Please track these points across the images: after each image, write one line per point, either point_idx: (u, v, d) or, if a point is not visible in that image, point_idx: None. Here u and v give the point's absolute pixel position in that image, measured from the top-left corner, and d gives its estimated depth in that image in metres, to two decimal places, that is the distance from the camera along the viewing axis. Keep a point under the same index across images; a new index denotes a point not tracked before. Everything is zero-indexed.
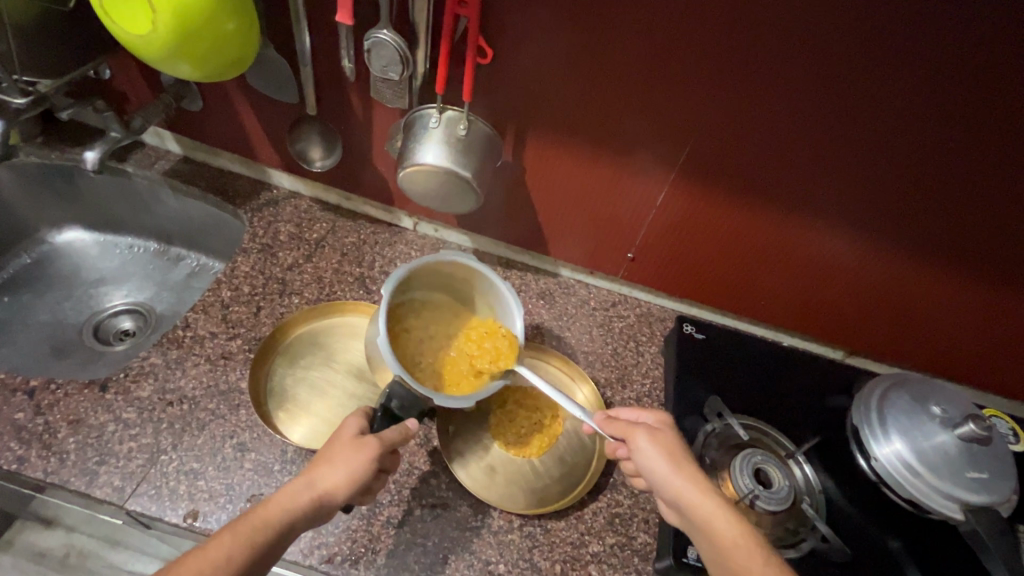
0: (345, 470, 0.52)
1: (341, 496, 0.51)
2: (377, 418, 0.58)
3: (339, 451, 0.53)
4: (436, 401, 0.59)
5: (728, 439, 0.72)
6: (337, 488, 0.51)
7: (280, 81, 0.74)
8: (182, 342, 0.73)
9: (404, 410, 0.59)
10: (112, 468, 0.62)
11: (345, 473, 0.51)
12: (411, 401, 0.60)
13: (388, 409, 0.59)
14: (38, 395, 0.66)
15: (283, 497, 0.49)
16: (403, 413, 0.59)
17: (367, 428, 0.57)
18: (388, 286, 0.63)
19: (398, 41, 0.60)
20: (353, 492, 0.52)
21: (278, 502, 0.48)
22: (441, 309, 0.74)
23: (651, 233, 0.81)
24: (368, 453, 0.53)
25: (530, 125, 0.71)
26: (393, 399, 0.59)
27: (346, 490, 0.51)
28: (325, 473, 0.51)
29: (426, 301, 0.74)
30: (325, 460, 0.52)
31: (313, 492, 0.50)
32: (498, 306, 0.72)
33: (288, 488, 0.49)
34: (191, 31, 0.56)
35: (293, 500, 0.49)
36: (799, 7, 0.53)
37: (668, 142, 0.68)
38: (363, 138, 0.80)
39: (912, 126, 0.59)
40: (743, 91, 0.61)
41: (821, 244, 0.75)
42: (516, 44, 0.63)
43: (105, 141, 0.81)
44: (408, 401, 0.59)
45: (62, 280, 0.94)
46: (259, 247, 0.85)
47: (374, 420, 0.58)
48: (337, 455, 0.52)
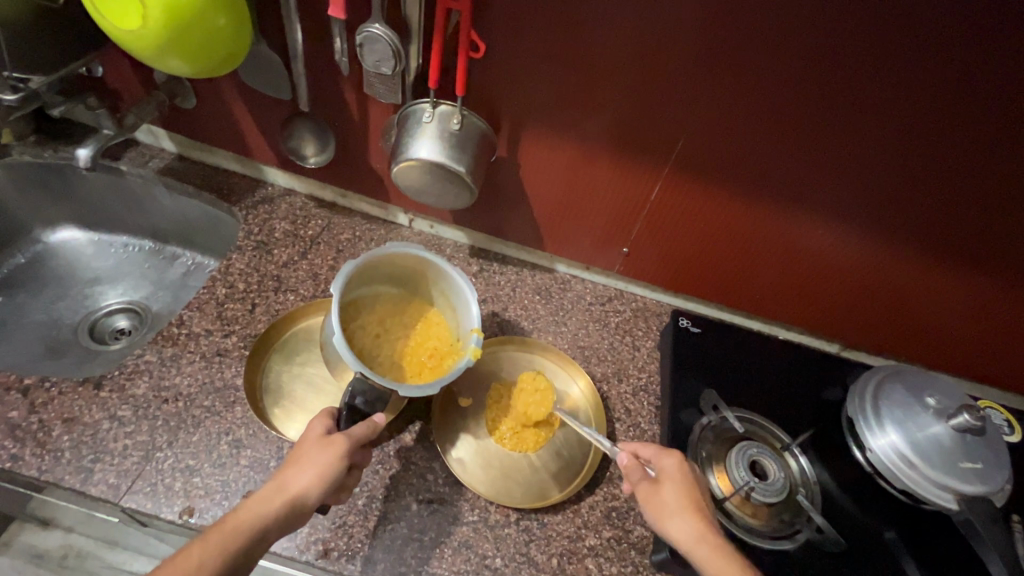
0: (313, 470, 0.52)
1: (315, 496, 0.51)
2: (344, 417, 0.58)
3: (306, 453, 0.53)
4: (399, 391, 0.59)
5: (724, 431, 0.72)
6: (307, 489, 0.51)
7: (273, 77, 0.74)
8: (177, 339, 0.73)
9: (370, 404, 0.60)
10: (107, 466, 0.62)
11: (315, 472, 0.51)
12: (376, 395, 0.60)
13: (354, 406, 0.59)
14: (32, 393, 0.65)
15: (254, 504, 0.49)
16: (369, 408, 0.60)
17: (333, 427, 0.57)
18: (337, 283, 0.62)
19: (390, 35, 0.60)
20: (326, 491, 0.52)
21: (249, 509, 0.48)
22: (392, 301, 0.75)
23: (645, 227, 0.81)
24: (337, 450, 0.53)
25: (524, 119, 0.71)
26: (357, 396, 0.59)
27: (319, 489, 0.51)
28: (294, 476, 0.51)
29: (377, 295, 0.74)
30: (294, 463, 0.52)
31: (283, 495, 0.50)
32: (450, 292, 0.73)
33: (258, 493, 0.50)
34: (183, 28, 0.56)
35: (265, 507, 0.49)
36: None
37: (660, 134, 0.68)
38: (357, 134, 0.80)
39: (903, 118, 0.59)
40: (734, 83, 0.61)
41: (813, 237, 0.75)
42: (509, 37, 0.63)
43: (98, 138, 0.81)
44: (372, 395, 0.60)
45: (57, 279, 0.94)
46: (254, 245, 0.85)
47: (340, 419, 0.59)
48: (305, 457, 0.53)
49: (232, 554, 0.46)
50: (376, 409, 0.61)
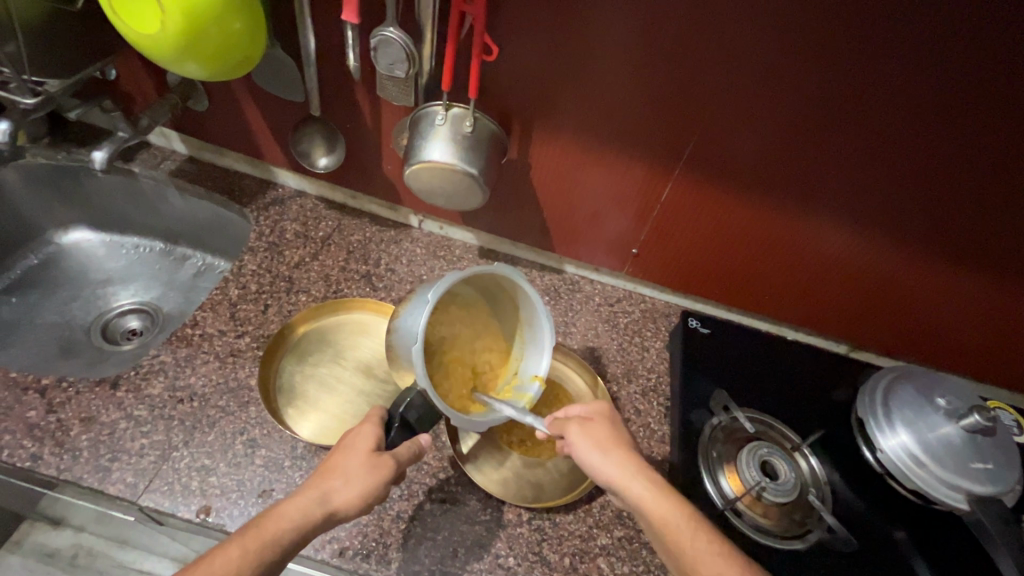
0: (358, 487, 0.52)
1: (351, 513, 0.52)
2: (394, 428, 0.58)
3: (354, 466, 0.53)
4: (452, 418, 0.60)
5: (734, 432, 0.72)
6: (349, 505, 0.51)
7: (286, 80, 0.75)
8: (191, 340, 0.74)
9: (419, 421, 0.60)
10: (124, 465, 0.63)
11: (359, 489, 0.52)
12: (427, 414, 0.61)
13: (405, 420, 0.59)
14: (50, 393, 0.66)
15: (292, 510, 0.49)
16: (418, 425, 0.60)
17: (382, 439, 0.58)
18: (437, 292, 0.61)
19: (404, 39, 0.61)
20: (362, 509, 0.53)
21: (290, 514, 0.48)
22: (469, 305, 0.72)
23: (655, 227, 0.81)
24: (384, 474, 0.54)
25: (535, 122, 0.71)
26: (411, 411, 0.59)
27: (358, 507, 0.52)
28: (340, 490, 0.52)
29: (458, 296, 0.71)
30: (338, 474, 0.53)
31: (325, 507, 0.50)
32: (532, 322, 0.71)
33: (300, 499, 0.50)
34: (199, 31, 0.56)
35: (303, 513, 0.49)
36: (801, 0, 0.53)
37: (671, 136, 0.68)
38: (368, 136, 0.80)
39: (915, 120, 0.59)
40: (746, 83, 0.61)
41: (824, 238, 0.75)
42: (522, 40, 0.63)
43: (112, 141, 0.82)
44: (423, 413, 0.60)
45: (69, 280, 0.95)
46: (266, 246, 0.86)
47: (390, 429, 0.59)
48: (351, 469, 0.53)
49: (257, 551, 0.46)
50: (424, 428, 0.61)
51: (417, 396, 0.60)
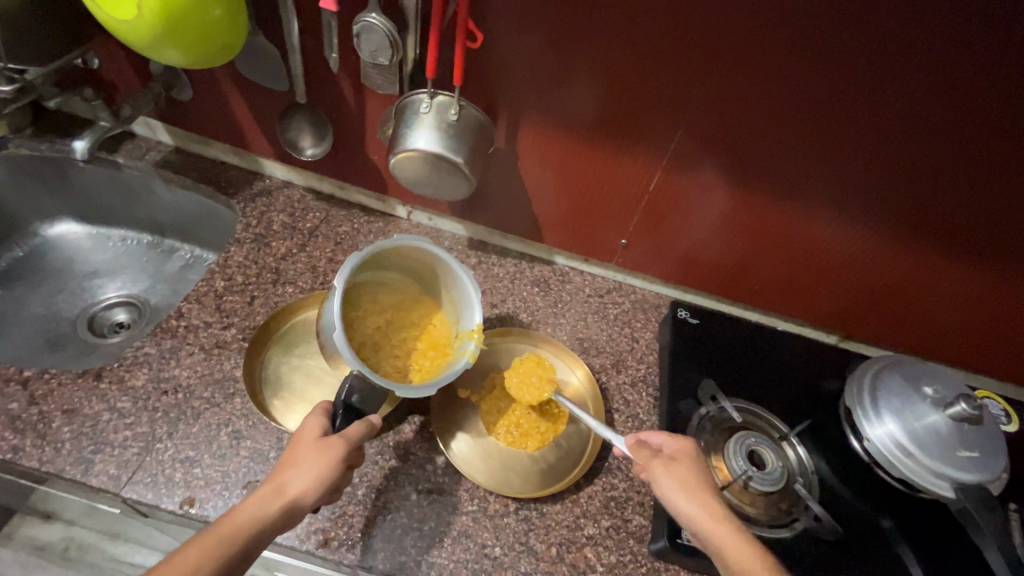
0: (311, 474, 0.52)
1: (310, 500, 0.51)
2: (339, 415, 0.58)
3: (307, 455, 0.53)
4: (398, 391, 0.60)
5: (722, 422, 0.72)
6: (306, 491, 0.51)
7: (270, 68, 0.74)
8: (175, 332, 0.73)
9: (365, 403, 0.60)
10: (107, 457, 0.62)
11: (313, 474, 0.52)
12: (372, 393, 0.60)
13: (350, 404, 0.59)
14: (32, 385, 0.66)
15: (250, 504, 0.49)
16: (364, 407, 0.59)
17: (329, 427, 0.57)
18: (342, 274, 0.62)
19: (387, 25, 0.60)
20: (322, 493, 0.53)
21: (245, 511, 0.48)
22: (396, 289, 0.76)
23: (643, 218, 0.81)
24: (335, 453, 0.54)
25: (521, 110, 0.71)
26: (353, 394, 0.59)
27: (315, 492, 0.52)
28: (293, 477, 0.51)
29: (381, 282, 0.74)
30: (292, 465, 0.52)
31: (281, 498, 0.50)
32: (454, 288, 0.73)
33: (255, 495, 0.50)
34: (176, 15, 0.55)
35: (263, 507, 0.48)
36: None
37: (656, 125, 0.68)
38: (354, 125, 0.79)
39: (900, 108, 0.59)
40: (728, 72, 0.60)
41: (813, 228, 0.75)
42: (506, 27, 0.62)
43: (95, 130, 0.82)
44: (368, 394, 0.60)
45: (55, 273, 0.94)
46: (252, 237, 0.85)
47: (336, 418, 0.58)
48: (304, 458, 0.53)
49: (235, 545, 0.45)
50: (372, 409, 0.60)
51: (356, 378, 0.59)
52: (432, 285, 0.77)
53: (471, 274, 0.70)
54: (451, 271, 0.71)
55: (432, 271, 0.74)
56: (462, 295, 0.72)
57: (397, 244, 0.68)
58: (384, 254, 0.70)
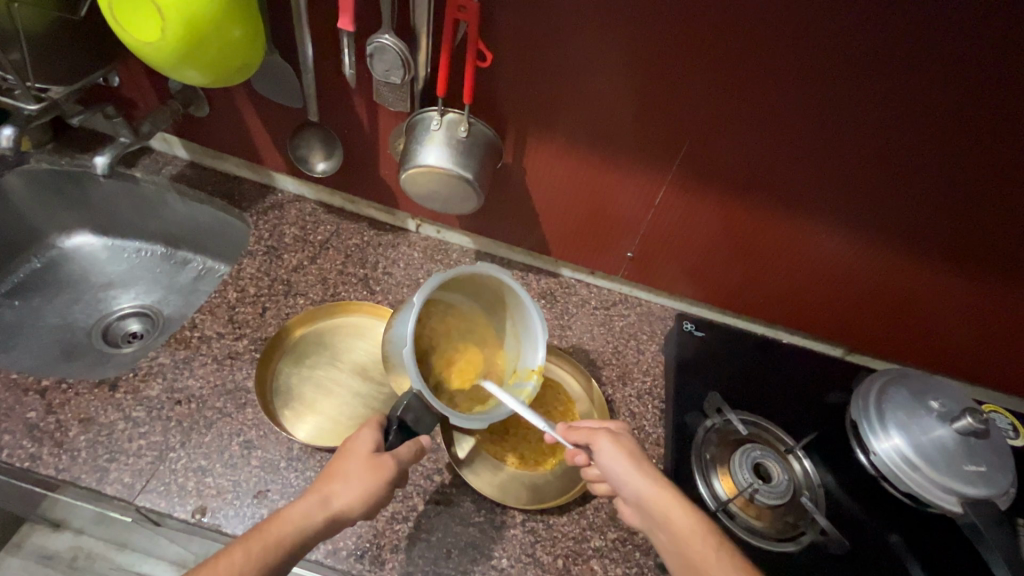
0: (357, 487, 0.53)
1: (356, 513, 0.53)
2: (392, 432, 0.58)
3: (355, 468, 0.54)
4: (452, 420, 0.61)
5: (728, 434, 0.72)
6: (350, 506, 0.53)
7: (285, 86, 0.76)
8: (189, 342, 0.75)
9: (418, 424, 0.60)
10: (122, 466, 0.63)
11: (359, 491, 0.53)
12: (426, 415, 0.60)
13: (403, 422, 0.59)
14: (49, 394, 0.67)
15: (297, 512, 0.51)
16: (417, 427, 0.60)
17: (381, 443, 0.58)
18: (421, 292, 0.63)
19: (399, 46, 0.61)
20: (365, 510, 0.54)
21: (291, 519, 0.50)
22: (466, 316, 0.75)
23: (650, 231, 0.82)
24: (384, 474, 0.54)
25: (529, 126, 0.72)
26: (409, 412, 0.59)
27: (361, 506, 0.53)
28: (338, 491, 0.53)
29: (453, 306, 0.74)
30: (338, 477, 0.54)
31: (326, 510, 0.52)
32: (521, 325, 0.74)
33: (302, 503, 0.52)
34: (200, 38, 0.58)
35: (307, 518, 0.51)
36: (781, 6, 0.54)
37: (661, 139, 0.69)
38: (366, 141, 0.81)
39: (903, 123, 0.60)
40: (732, 86, 0.62)
41: (820, 242, 0.76)
42: (515, 47, 0.64)
43: (115, 146, 0.82)
44: (423, 415, 0.60)
45: (72, 284, 0.96)
46: (265, 249, 0.87)
47: (389, 433, 0.59)
48: (351, 471, 0.54)
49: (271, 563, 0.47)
50: (424, 430, 0.61)
51: (415, 398, 0.60)
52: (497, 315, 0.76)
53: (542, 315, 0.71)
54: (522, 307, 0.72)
55: (498, 299, 0.74)
56: (528, 335, 0.73)
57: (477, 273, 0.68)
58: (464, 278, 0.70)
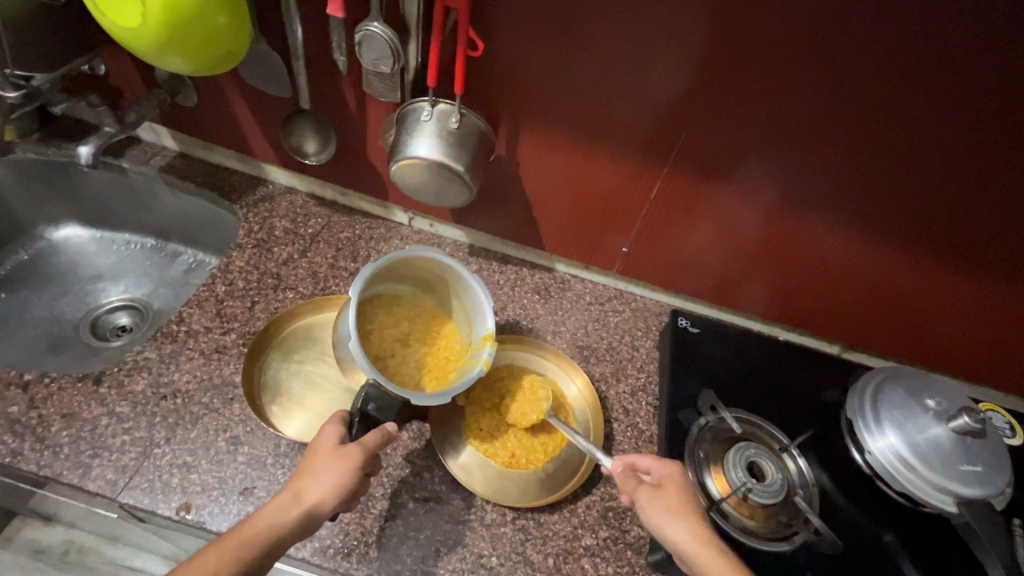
0: (330, 480, 0.53)
1: (328, 506, 0.53)
2: (355, 423, 0.60)
3: (323, 462, 0.54)
4: (413, 400, 0.61)
5: (721, 432, 0.71)
6: (322, 499, 0.52)
7: (274, 76, 0.74)
8: (176, 336, 0.74)
9: (381, 411, 0.62)
10: (105, 462, 0.62)
11: (331, 482, 0.52)
12: (387, 402, 0.62)
13: (366, 412, 0.61)
14: (32, 388, 0.66)
15: (271, 512, 0.50)
16: (379, 416, 0.62)
17: (346, 434, 0.59)
18: (354, 286, 0.64)
19: (389, 34, 0.60)
20: (340, 501, 0.53)
21: (265, 517, 0.50)
22: (411, 304, 0.77)
23: (644, 226, 0.81)
24: (351, 462, 0.54)
25: (523, 119, 0.71)
26: (369, 402, 0.61)
27: (334, 497, 0.53)
28: (310, 485, 0.53)
29: (395, 296, 0.76)
30: (308, 472, 0.53)
31: (299, 505, 0.51)
32: (464, 299, 0.75)
33: (276, 500, 0.51)
34: (185, 27, 0.56)
35: (281, 516, 0.50)
36: None
37: (655, 132, 0.68)
38: (357, 132, 0.79)
39: (898, 116, 0.59)
40: (726, 78, 0.60)
41: (814, 238, 0.75)
42: (507, 37, 0.63)
43: (99, 136, 0.80)
44: (384, 403, 0.62)
45: (60, 276, 0.96)
46: (254, 242, 0.86)
47: (352, 425, 0.60)
48: (321, 466, 0.54)
49: (243, 559, 0.47)
50: (388, 417, 0.62)
51: (372, 387, 0.61)
52: (444, 296, 0.78)
53: (477, 276, 0.72)
54: (460, 279, 0.73)
55: (440, 279, 0.76)
56: (473, 305, 0.74)
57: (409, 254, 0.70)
58: (396, 264, 0.72)
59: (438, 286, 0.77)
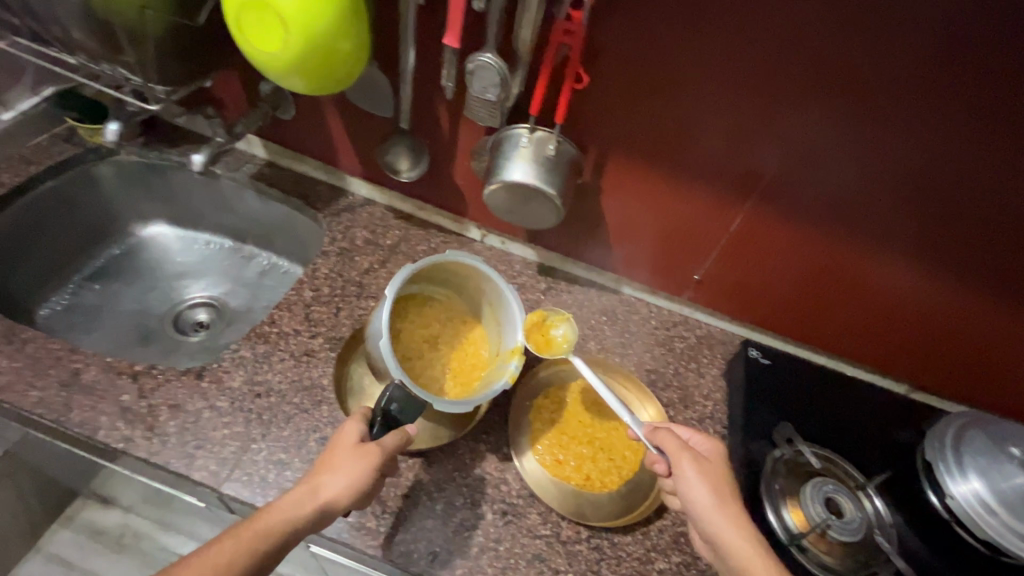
0: (344, 478, 0.55)
1: (343, 504, 0.55)
2: (377, 423, 0.61)
3: (342, 459, 0.56)
4: (435, 405, 0.63)
5: (797, 466, 0.71)
6: (337, 496, 0.54)
7: (379, 97, 0.78)
8: (268, 337, 0.77)
9: (402, 412, 0.62)
10: (208, 453, 0.66)
11: (346, 480, 0.55)
12: (410, 402, 0.62)
13: (387, 412, 0.61)
14: (141, 378, 0.70)
15: (286, 504, 0.53)
16: (401, 416, 0.62)
17: (366, 433, 0.60)
18: (392, 285, 0.67)
19: (501, 64, 0.63)
20: (352, 499, 0.56)
21: (281, 510, 0.52)
22: (443, 307, 0.81)
23: (719, 255, 0.82)
24: (370, 462, 0.56)
25: (614, 145, 0.73)
26: (393, 402, 0.61)
27: (349, 497, 0.55)
28: (327, 481, 0.55)
29: (430, 298, 0.80)
30: (327, 468, 0.56)
31: (315, 501, 0.54)
32: (496, 307, 0.77)
33: (292, 494, 0.54)
34: (315, 52, 0.61)
35: (297, 508, 0.53)
36: (875, 36, 0.55)
37: (742, 163, 0.69)
38: (447, 151, 0.83)
39: (992, 157, 0.60)
40: (819, 113, 0.62)
41: (893, 275, 0.75)
42: (612, 70, 0.66)
43: (211, 147, 0.89)
44: (406, 403, 0.62)
45: (145, 271, 1.02)
46: (337, 251, 0.90)
47: (373, 425, 0.61)
48: (339, 462, 0.56)
49: (259, 550, 0.50)
50: (409, 419, 0.63)
51: (398, 389, 0.62)
52: (476, 303, 0.81)
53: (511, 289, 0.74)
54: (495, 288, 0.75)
55: (474, 286, 0.79)
56: (504, 315, 0.76)
57: (447, 260, 0.73)
58: (434, 267, 0.76)
59: (472, 291, 0.80)
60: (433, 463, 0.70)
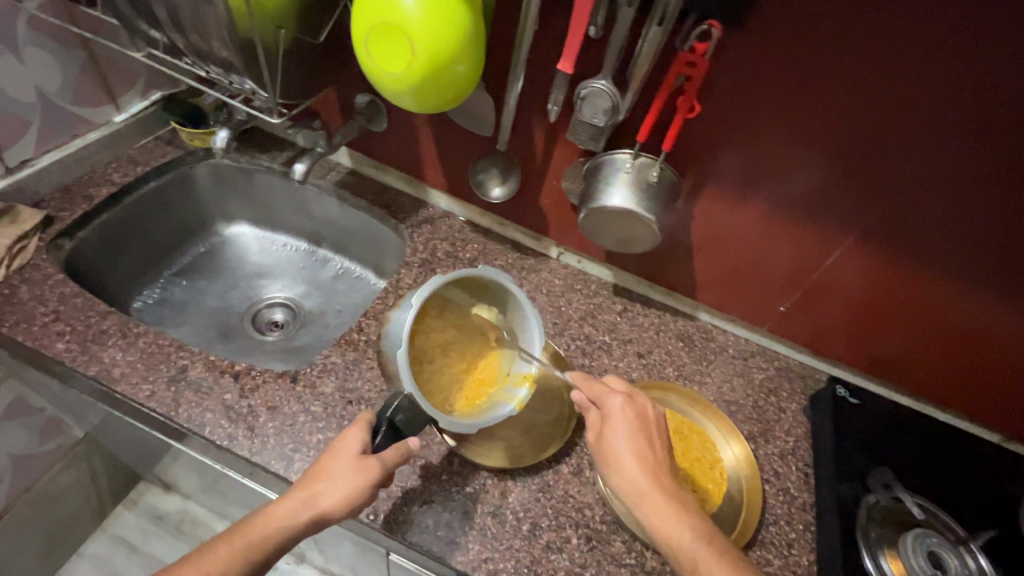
0: (341, 489, 0.55)
1: (338, 514, 0.55)
2: (381, 434, 0.61)
3: (339, 470, 0.56)
4: (443, 424, 0.63)
5: (892, 513, 0.71)
6: (333, 508, 0.55)
7: (478, 115, 0.80)
8: (357, 344, 0.79)
9: (408, 425, 0.62)
10: (305, 456, 0.68)
11: (342, 492, 0.55)
12: (417, 416, 0.63)
13: (392, 423, 0.61)
14: (242, 379, 0.72)
15: (280, 510, 0.55)
16: (406, 428, 0.62)
17: (368, 444, 0.60)
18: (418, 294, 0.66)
19: (614, 91, 0.64)
20: (348, 511, 0.56)
21: (276, 517, 0.54)
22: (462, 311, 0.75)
23: (810, 287, 0.79)
24: (369, 476, 0.56)
25: (714, 172, 0.73)
26: (398, 413, 0.62)
27: (343, 509, 0.55)
28: (323, 491, 0.55)
29: (451, 300, 0.74)
30: (323, 476, 0.56)
31: (310, 510, 0.55)
32: (515, 325, 0.74)
33: (290, 501, 0.55)
34: (435, 73, 0.62)
35: (291, 516, 0.54)
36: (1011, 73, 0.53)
37: (847, 195, 0.68)
38: (538, 170, 0.84)
39: None
40: (936, 147, 0.60)
41: (1001, 321, 0.71)
42: (724, 98, 0.65)
43: (311, 157, 0.87)
44: (413, 416, 0.62)
45: (226, 269, 1.05)
46: (420, 262, 0.91)
47: (377, 435, 0.61)
48: (336, 471, 0.56)
49: (253, 554, 0.53)
50: (413, 433, 0.63)
51: (406, 400, 0.63)
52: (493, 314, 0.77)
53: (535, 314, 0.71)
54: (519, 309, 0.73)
55: (499, 299, 0.75)
56: (523, 337, 0.73)
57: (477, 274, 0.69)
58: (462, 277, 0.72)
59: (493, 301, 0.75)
60: (517, 482, 0.70)
